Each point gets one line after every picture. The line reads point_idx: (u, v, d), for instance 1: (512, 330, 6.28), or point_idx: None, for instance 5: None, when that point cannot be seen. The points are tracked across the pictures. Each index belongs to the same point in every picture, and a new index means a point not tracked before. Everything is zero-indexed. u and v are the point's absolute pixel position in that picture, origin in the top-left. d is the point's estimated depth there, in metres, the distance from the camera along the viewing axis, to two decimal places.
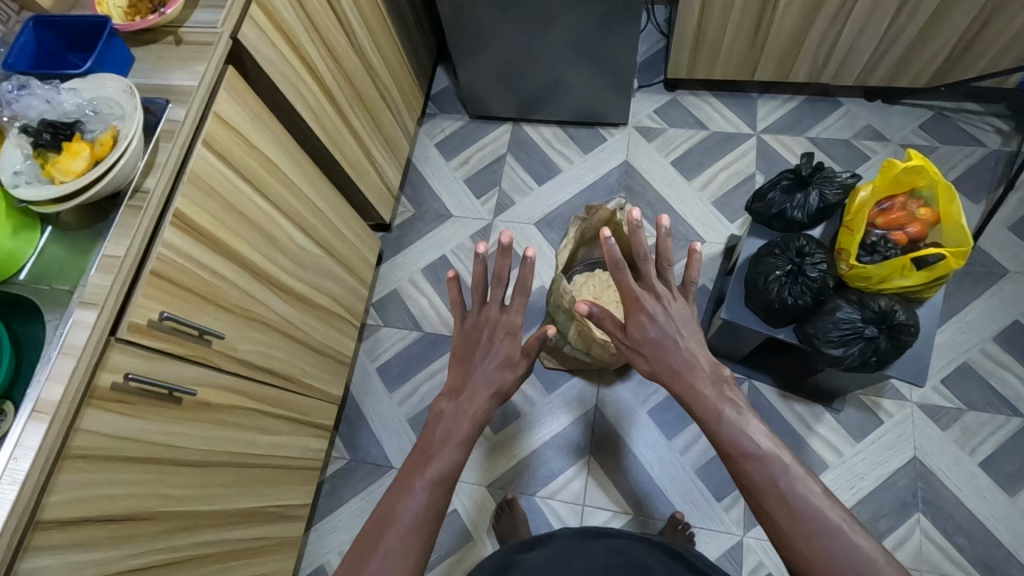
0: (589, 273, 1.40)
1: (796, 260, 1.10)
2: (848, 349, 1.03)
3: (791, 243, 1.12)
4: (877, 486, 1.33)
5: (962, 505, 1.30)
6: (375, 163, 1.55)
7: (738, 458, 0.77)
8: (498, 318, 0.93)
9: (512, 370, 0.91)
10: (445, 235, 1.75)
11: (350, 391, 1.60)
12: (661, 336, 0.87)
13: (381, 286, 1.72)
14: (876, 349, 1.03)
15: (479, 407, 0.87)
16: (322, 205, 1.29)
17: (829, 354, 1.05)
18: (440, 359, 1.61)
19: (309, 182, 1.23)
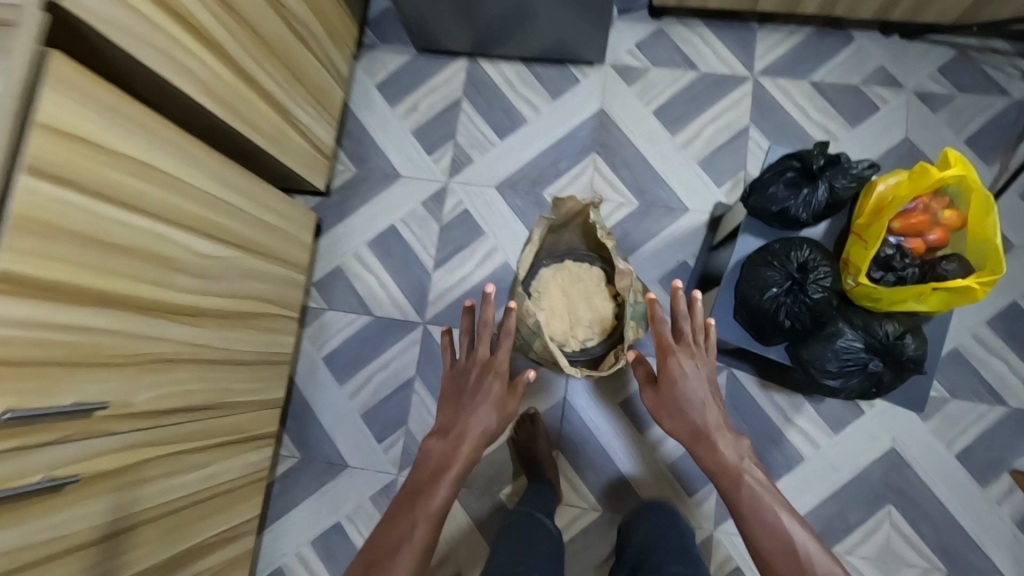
0: (557, 265, 1.21)
1: (797, 275, 0.93)
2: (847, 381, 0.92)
3: (792, 253, 0.94)
4: (851, 478, 1.29)
5: (933, 496, 1.28)
6: (298, 125, 1.27)
7: (753, 526, 0.85)
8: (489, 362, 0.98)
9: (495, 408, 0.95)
10: (393, 200, 1.51)
11: (295, 383, 1.45)
12: (691, 401, 0.90)
13: (323, 262, 1.50)
14: (877, 381, 0.92)
15: (468, 447, 0.92)
16: (229, 196, 1.05)
17: (825, 384, 0.93)
18: (393, 347, 1.45)
19: (208, 172, 0.98)
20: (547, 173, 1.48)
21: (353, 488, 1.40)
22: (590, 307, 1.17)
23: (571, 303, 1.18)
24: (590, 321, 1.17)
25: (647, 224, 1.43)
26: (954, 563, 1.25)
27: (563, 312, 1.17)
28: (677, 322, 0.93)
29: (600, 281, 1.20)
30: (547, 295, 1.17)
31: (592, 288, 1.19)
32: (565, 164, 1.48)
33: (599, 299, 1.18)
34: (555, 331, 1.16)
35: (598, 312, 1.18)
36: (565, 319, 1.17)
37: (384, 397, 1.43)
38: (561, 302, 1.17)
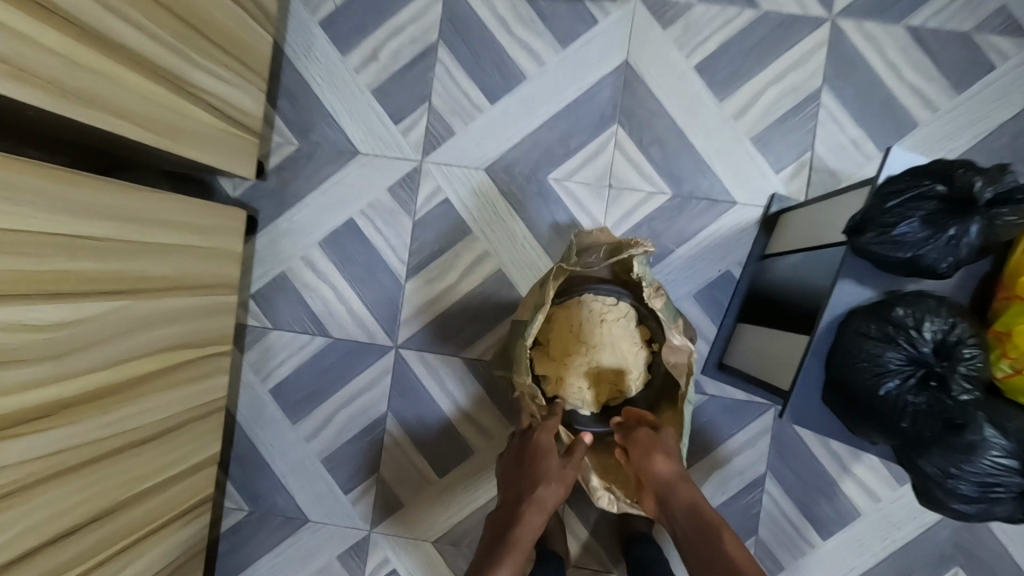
0: (573, 302, 0.90)
1: (932, 362, 0.65)
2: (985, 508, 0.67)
3: (928, 329, 0.65)
4: (915, 536, 1.08)
5: (1009, 558, 1.08)
6: (202, 96, 0.89)
7: (711, 544, 0.73)
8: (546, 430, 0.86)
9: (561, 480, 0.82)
10: (351, 185, 1.15)
11: (238, 421, 1.16)
12: (673, 452, 0.81)
13: (261, 267, 1.16)
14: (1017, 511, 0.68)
15: (525, 522, 0.80)
16: (96, 227, 0.70)
17: (952, 508, 0.68)
18: (358, 377, 1.15)
19: (43, 200, 0.63)
20: (552, 151, 1.13)
21: (316, 545, 1.16)
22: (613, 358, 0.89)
23: (590, 353, 0.90)
24: (614, 377, 0.90)
25: (682, 223, 1.11)
26: None
27: (579, 365, 0.90)
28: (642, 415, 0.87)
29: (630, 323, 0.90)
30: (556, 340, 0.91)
31: (625, 336, 0.90)
32: (576, 139, 1.12)
33: (626, 348, 0.89)
34: (567, 390, 0.90)
35: (625, 366, 0.90)
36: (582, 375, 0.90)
37: (349, 438, 1.15)
38: (577, 352, 0.89)
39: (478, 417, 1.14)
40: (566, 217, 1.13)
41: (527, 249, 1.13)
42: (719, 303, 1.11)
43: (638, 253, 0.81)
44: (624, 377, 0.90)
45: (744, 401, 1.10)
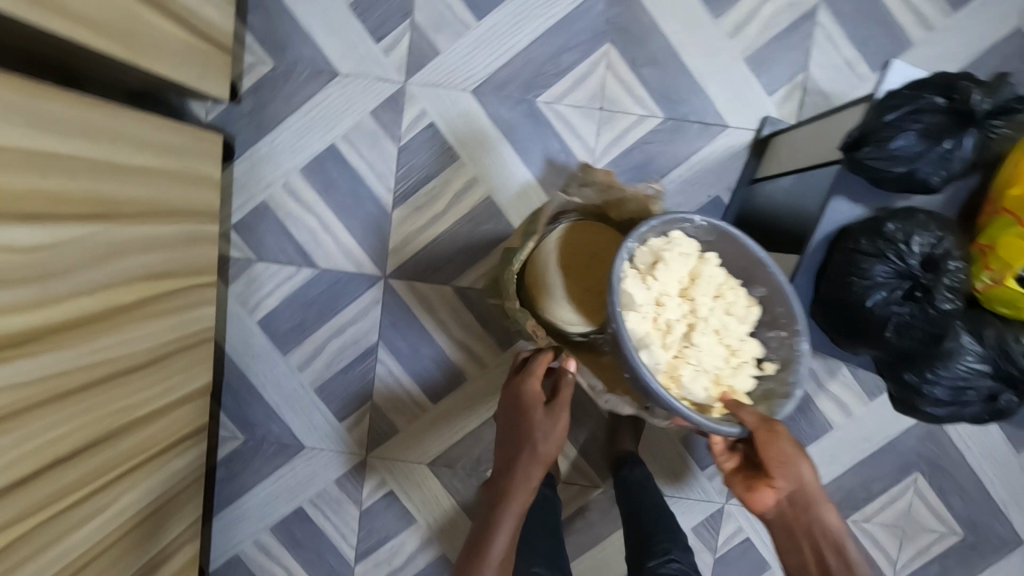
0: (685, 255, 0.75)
1: (918, 273, 0.67)
2: (952, 412, 0.71)
3: (915, 241, 0.67)
4: (883, 446, 1.16)
5: (966, 465, 1.16)
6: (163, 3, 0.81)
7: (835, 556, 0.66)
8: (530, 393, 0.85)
9: (549, 434, 0.80)
10: (332, 109, 1.10)
11: (226, 353, 1.16)
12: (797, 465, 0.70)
13: (241, 196, 1.12)
14: (983, 419, 0.72)
15: (523, 479, 0.79)
16: (68, 145, 0.68)
17: (924, 412, 0.72)
18: (349, 308, 1.14)
19: (16, 113, 0.60)
20: (543, 70, 1.09)
21: (313, 472, 1.19)
22: (712, 349, 0.73)
23: (695, 319, 0.74)
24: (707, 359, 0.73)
25: (674, 146, 1.09)
26: (974, 528, 1.18)
27: (676, 323, 0.73)
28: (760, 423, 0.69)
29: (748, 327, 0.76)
30: (669, 281, 0.73)
31: (724, 321, 0.75)
32: (568, 59, 1.08)
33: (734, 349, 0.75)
34: (648, 338, 0.71)
35: (722, 364, 0.74)
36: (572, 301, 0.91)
37: (341, 367, 1.16)
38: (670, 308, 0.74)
39: (469, 344, 1.15)
40: (557, 141, 1.10)
41: (517, 175, 1.11)
42: None
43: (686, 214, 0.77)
44: (719, 374, 0.74)
45: None
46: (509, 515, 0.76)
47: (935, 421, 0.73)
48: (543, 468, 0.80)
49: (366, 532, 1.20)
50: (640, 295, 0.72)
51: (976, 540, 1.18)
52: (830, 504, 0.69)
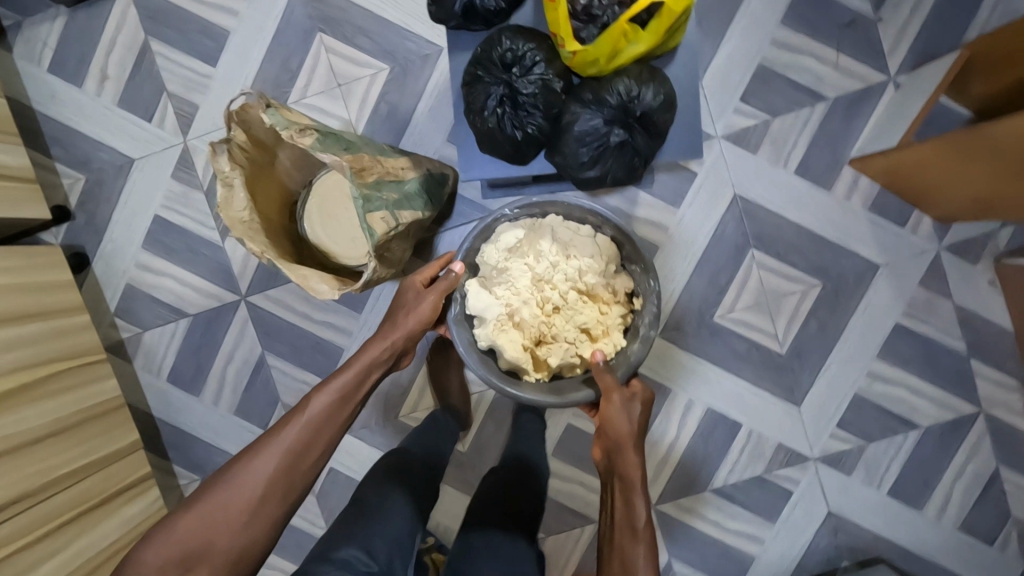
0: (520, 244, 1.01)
1: (507, 76, 0.87)
2: (603, 167, 0.88)
3: (492, 54, 0.87)
4: (708, 242, 1.25)
5: (788, 223, 1.24)
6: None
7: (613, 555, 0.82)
8: (414, 294, 0.99)
9: (411, 314, 0.95)
10: (142, 189, 1.31)
11: (155, 417, 1.36)
12: (624, 409, 0.91)
13: (109, 289, 1.34)
14: (638, 164, 0.89)
15: (394, 338, 0.93)
16: None
17: (587, 176, 0.90)
18: (228, 336, 1.33)
19: None
20: (282, 80, 1.27)
21: None
22: (580, 317, 0.99)
23: (544, 303, 0.99)
24: (574, 326, 0.99)
25: (410, 86, 1.26)
26: (828, 274, 1.25)
27: (533, 319, 0.98)
28: (605, 378, 0.94)
29: (602, 274, 1.01)
30: (514, 281, 0.99)
31: (568, 289, 0.99)
32: (296, 62, 1.27)
33: (600, 298, 1.01)
34: (508, 343, 0.98)
35: (591, 318, 0.99)
36: (325, 236, 1.08)
37: (245, 385, 1.34)
38: (530, 303, 0.98)
39: (333, 320, 1.32)
40: None
41: None
42: None
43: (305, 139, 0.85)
44: (579, 345, 0.99)
45: None
46: (358, 366, 0.90)
47: (606, 180, 0.91)
48: (401, 339, 0.93)
49: (329, 512, 1.35)
50: (487, 311, 0.99)
51: (835, 284, 1.25)
52: (638, 459, 0.88)
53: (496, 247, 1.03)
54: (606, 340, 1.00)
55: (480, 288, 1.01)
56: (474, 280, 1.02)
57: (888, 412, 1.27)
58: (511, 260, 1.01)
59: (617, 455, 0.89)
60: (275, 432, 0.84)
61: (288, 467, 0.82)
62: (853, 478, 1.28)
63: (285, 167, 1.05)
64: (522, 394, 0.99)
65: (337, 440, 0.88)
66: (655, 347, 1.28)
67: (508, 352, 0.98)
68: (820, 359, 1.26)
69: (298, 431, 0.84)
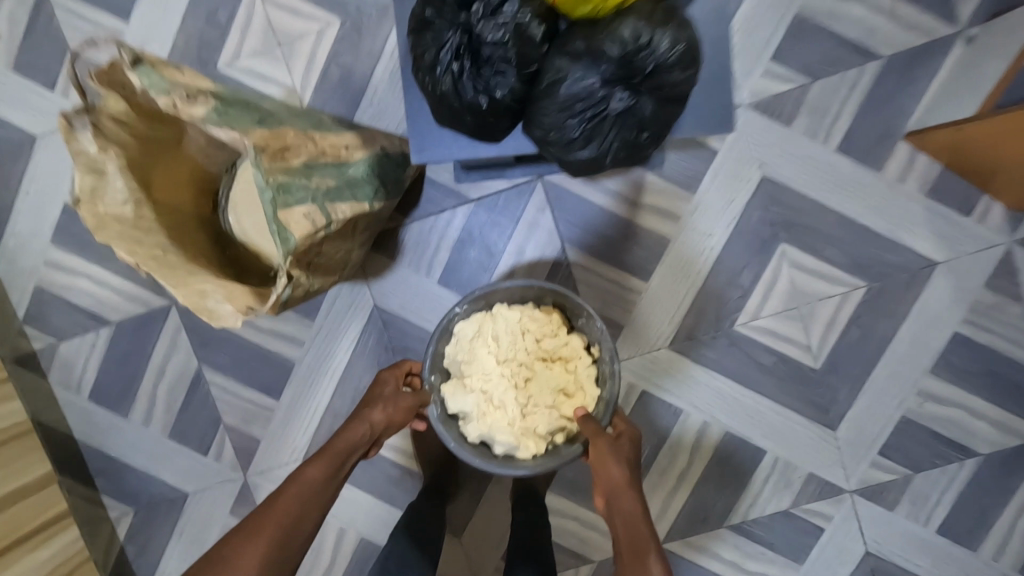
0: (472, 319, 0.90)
1: (467, 22, 0.67)
2: (599, 143, 0.67)
3: None
4: (729, 235, 1.03)
5: (827, 212, 1.02)
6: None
7: None
8: (393, 383, 0.91)
9: (387, 405, 0.86)
10: (48, 172, 1.09)
11: (78, 440, 1.16)
12: (617, 453, 0.80)
13: (15, 291, 1.13)
14: (643, 136, 0.68)
15: (373, 421, 0.85)
16: None
17: (577, 157, 0.69)
18: (159, 346, 1.13)
19: None
20: (209, 37, 1.04)
21: (207, 512, 1.17)
22: (551, 378, 0.87)
23: (515, 375, 0.87)
24: (551, 398, 0.87)
25: (365, 44, 1.03)
26: (874, 273, 1.03)
27: (506, 394, 0.86)
28: (591, 428, 0.82)
29: (560, 331, 0.90)
30: (477, 369, 0.87)
31: (529, 357, 0.88)
32: (225, 15, 1.04)
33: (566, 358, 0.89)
34: (492, 428, 0.86)
35: (563, 376, 0.88)
36: (252, 229, 0.86)
37: (180, 404, 1.14)
38: (500, 379, 0.87)
39: (280, 329, 1.11)
40: None
41: None
42: None
43: (190, 107, 0.65)
44: (561, 406, 0.87)
45: (509, 188, 1.05)
46: (336, 453, 0.81)
47: (604, 160, 0.69)
48: (380, 424, 0.85)
49: None
50: (464, 407, 0.87)
51: (882, 284, 1.03)
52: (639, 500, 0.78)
53: (457, 345, 0.90)
54: (581, 394, 0.88)
55: (454, 387, 0.88)
56: (447, 382, 0.89)
57: (939, 437, 1.06)
58: (474, 346, 0.89)
59: (619, 504, 0.77)
60: (249, 527, 0.74)
61: (267, 567, 0.72)
62: (896, 514, 1.08)
63: (198, 145, 0.83)
64: (523, 470, 0.84)
65: (315, 533, 0.79)
66: (664, 359, 1.07)
67: (500, 438, 0.85)
68: (861, 375, 1.06)
69: (273, 523, 0.74)
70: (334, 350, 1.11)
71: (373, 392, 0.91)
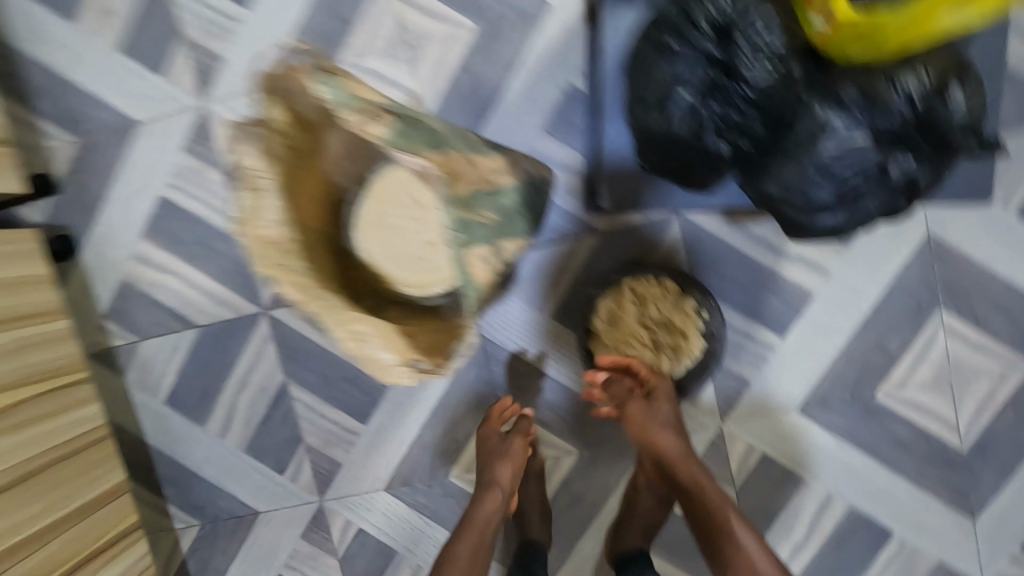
0: (597, 296, 0.94)
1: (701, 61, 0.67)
2: (850, 205, 0.66)
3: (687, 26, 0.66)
4: (882, 295, 0.94)
5: (995, 277, 0.93)
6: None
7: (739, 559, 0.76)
8: (499, 437, 0.92)
9: (506, 462, 0.88)
10: (145, 164, 1.03)
11: (150, 446, 1.10)
12: (664, 421, 0.86)
13: (99, 285, 1.06)
14: (906, 202, 0.67)
15: (502, 476, 0.87)
16: None
17: (814, 220, 0.69)
18: (243, 357, 1.06)
19: None
20: (331, 32, 0.97)
21: (277, 534, 1.10)
22: (668, 333, 0.93)
23: (639, 331, 0.93)
24: (669, 347, 0.93)
25: (501, 52, 0.95)
26: None
27: (634, 349, 0.93)
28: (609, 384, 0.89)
29: (674, 295, 0.93)
30: (612, 335, 0.93)
31: (648, 315, 0.93)
32: (351, 9, 0.96)
33: (674, 322, 0.93)
34: None
35: (675, 332, 0.93)
36: (378, 251, 0.80)
37: (261, 420, 1.07)
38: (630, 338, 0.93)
39: None
40: None
41: None
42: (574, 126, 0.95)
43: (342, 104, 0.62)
44: (676, 355, 0.93)
45: (641, 224, 0.96)
46: (477, 522, 0.83)
47: (850, 225, 0.69)
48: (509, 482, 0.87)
49: None
50: None
51: None
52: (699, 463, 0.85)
53: (599, 318, 0.94)
54: (694, 344, 0.93)
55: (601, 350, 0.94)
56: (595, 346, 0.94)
57: None
58: (608, 320, 0.93)
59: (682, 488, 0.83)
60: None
61: None
62: None
63: (334, 156, 0.76)
64: None
65: None
66: (790, 425, 0.98)
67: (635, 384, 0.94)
68: (1012, 459, 0.96)
69: None
70: (428, 380, 1.04)
71: (487, 449, 0.92)
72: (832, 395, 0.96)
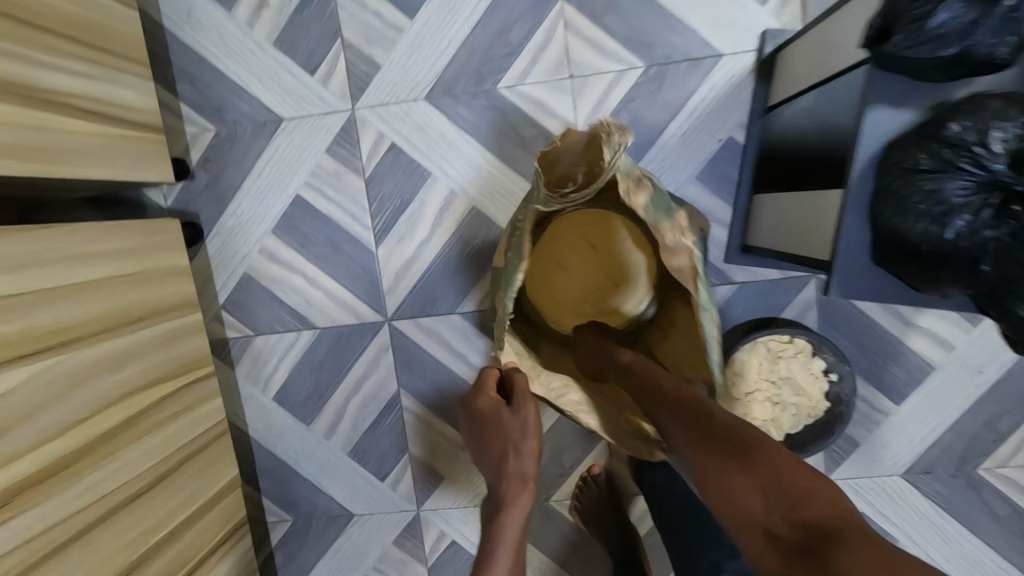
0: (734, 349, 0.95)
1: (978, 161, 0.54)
2: None
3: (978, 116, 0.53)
4: (1001, 377, 0.97)
5: None
6: (55, 98, 0.71)
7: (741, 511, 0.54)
8: (491, 398, 0.79)
9: (524, 429, 0.75)
10: (284, 161, 1.01)
11: (252, 438, 1.10)
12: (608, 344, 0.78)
13: (221, 275, 1.05)
14: None
15: (532, 442, 0.75)
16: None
17: None
18: (358, 363, 1.06)
19: None
20: (496, 53, 0.96)
21: (369, 537, 1.11)
22: (794, 391, 0.96)
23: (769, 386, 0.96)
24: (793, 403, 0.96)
25: (666, 95, 0.94)
26: None
27: (761, 402, 0.96)
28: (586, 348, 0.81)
29: (806, 356, 0.95)
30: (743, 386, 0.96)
31: (779, 371, 0.96)
32: (519, 33, 0.95)
33: (801, 380, 0.95)
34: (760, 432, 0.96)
35: (801, 390, 0.95)
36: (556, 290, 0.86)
37: (369, 426, 1.08)
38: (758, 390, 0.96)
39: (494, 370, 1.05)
40: (531, 128, 0.97)
41: (495, 175, 0.99)
42: (728, 177, 0.96)
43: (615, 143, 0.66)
44: (798, 411, 0.96)
45: (779, 280, 0.98)
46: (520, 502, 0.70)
47: None
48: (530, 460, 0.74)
49: None
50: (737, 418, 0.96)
51: None
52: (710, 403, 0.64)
53: (733, 369, 0.96)
54: (817, 404, 0.96)
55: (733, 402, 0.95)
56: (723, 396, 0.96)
57: None
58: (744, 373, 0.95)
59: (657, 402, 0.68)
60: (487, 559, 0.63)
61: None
62: None
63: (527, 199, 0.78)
64: None
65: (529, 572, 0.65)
66: (893, 489, 1.01)
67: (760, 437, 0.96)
68: None
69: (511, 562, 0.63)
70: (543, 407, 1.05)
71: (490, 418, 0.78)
72: (937, 465, 1.00)
